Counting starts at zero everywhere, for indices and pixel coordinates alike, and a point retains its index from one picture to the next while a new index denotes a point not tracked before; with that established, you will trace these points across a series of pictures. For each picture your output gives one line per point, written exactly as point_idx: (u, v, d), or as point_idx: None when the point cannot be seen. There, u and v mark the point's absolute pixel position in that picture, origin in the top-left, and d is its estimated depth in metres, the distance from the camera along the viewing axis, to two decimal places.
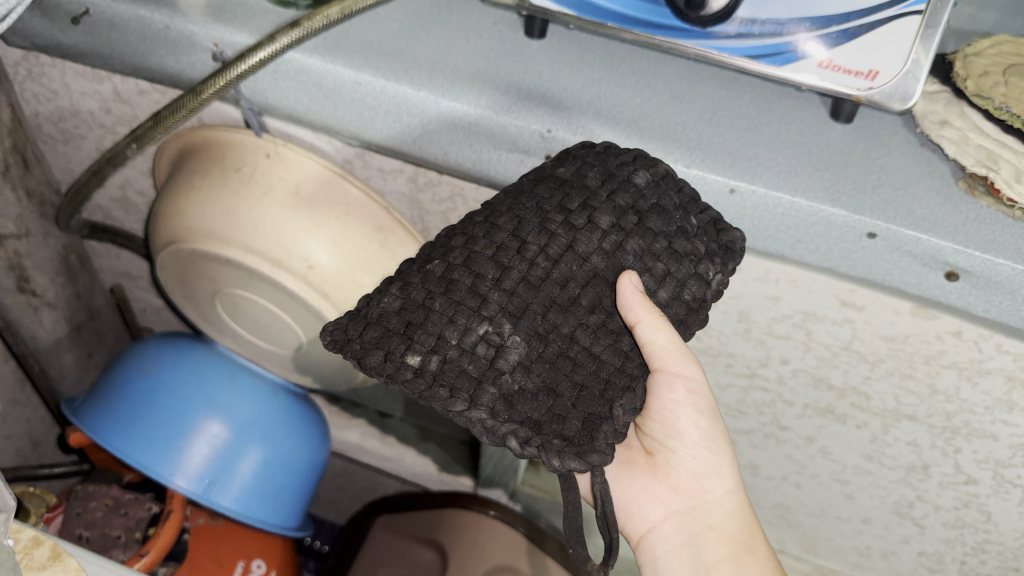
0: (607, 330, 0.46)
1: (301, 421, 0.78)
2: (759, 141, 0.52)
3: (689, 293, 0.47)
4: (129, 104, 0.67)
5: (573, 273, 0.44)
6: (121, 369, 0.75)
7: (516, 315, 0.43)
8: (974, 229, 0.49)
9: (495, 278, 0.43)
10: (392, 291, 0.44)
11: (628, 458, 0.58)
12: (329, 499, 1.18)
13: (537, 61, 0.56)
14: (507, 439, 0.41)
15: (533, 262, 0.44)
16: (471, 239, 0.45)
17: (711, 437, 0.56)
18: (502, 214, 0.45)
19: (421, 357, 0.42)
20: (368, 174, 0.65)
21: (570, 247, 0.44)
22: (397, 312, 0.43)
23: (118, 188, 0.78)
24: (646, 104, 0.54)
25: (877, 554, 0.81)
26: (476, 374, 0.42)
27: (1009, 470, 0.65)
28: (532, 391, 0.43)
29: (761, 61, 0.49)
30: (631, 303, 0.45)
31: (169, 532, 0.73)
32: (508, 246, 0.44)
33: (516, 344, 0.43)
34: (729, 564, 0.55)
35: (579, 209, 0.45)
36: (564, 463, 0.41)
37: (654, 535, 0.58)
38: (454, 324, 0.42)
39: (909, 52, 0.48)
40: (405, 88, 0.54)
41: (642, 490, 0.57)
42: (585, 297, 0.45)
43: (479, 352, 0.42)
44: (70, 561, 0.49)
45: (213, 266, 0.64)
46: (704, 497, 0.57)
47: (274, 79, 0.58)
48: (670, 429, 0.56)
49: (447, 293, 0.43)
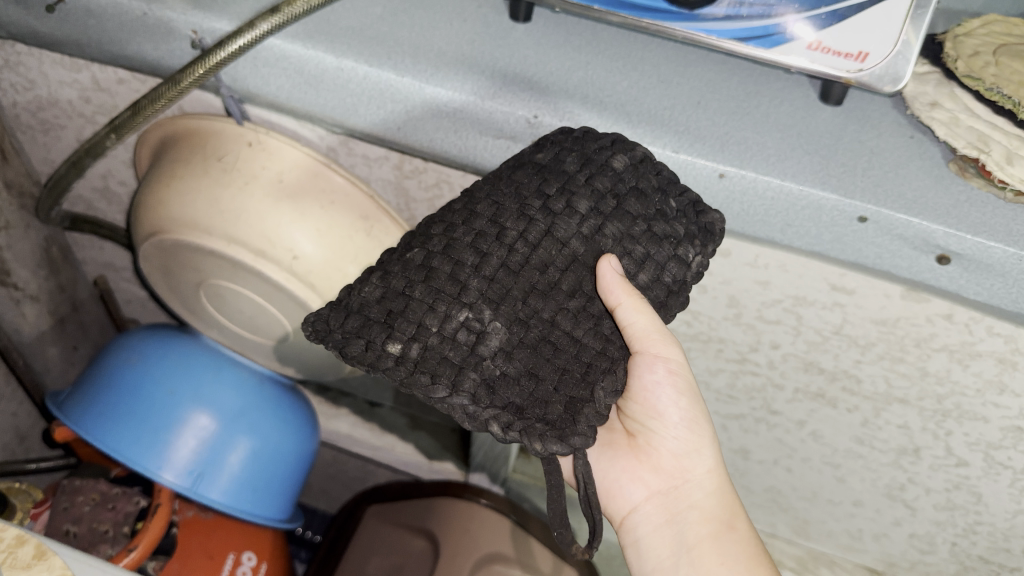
0: (587, 314, 0.45)
1: (289, 411, 0.77)
2: (748, 124, 0.52)
3: (669, 275, 0.46)
4: (108, 93, 0.66)
5: (553, 258, 0.44)
6: (106, 361, 0.75)
7: (496, 300, 0.43)
8: (965, 212, 0.48)
9: (474, 264, 0.43)
10: (372, 280, 0.44)
11: (611, 440, 0.59)
12: (320, 488, 1.18)
13: (522, 44, 0.56)
14: (489, 424, 0.42)
15: (512, 248, 0.43)
16: (450, 227, 0.44)
17: (692, 417, 0.56)
18: (480, 201, 0.45)
19: (402, 345, 0.42)
20: (353, 162, 0.64)
21: (548, 232, 0.44)
22: (377, 301, 0.43)
23: (99, 178, 0.77)
24: (633, 87, 0.53)
25: (869, 537, 0.81)
26: (457, 361, 0.42)
27: (1000, 451, 0.65)
28: (513, 376, 0.43)
29: (750, 43, 0.48)
30: (610, 285, 0.44)
31: (158, 524, 0.71)
32: (486, 233, 0.43)
33: (497, 330, 0.42)
34: (711, 543, 0.55)
35: (558, 193, 0.44)
36: (545, 447, 0.42)
37: (637, 515, 0.57)
38: (434, 311, 0.42)
39: (899, 34, 0.47)
40: (388, 75, 0.53)
41: (624, 471, 0.57)
42: (566, 281, 0.44)
43: (459, 338, 0.42)
44: (55, 559, 0.49)
45: (196, 257, 0.63)
46: (686, 476, 0.57)
47: (255, 65, 0.57)
48: (650, 409, 0.55)
49: (427, 281, 0.42)
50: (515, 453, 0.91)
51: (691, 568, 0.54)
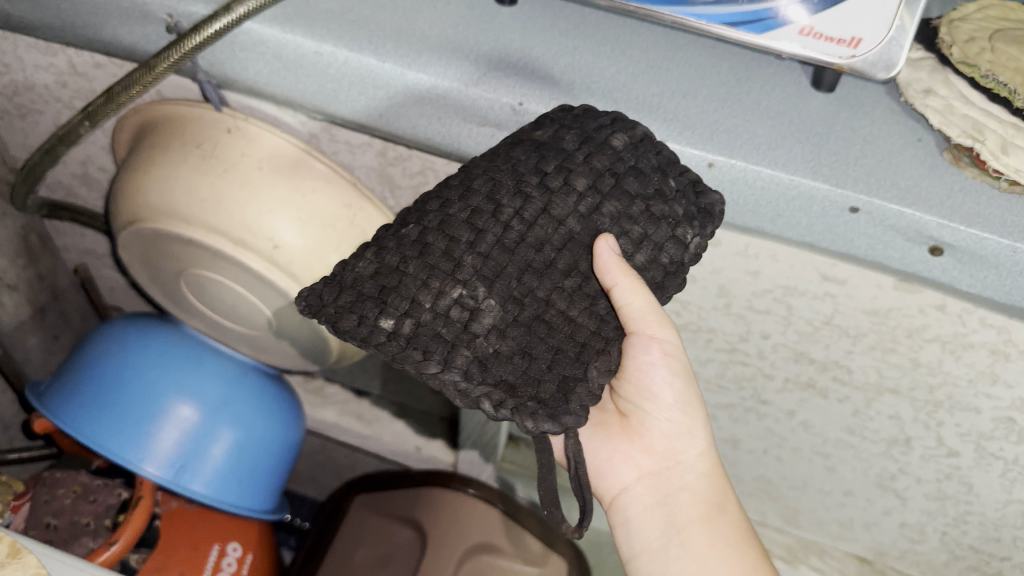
0: (582, 294, 0.44)
1: (274, 401, 0.76)
2: (739, 112, 0.50)
3: (666, 256, 0.45)
4: (85, 78, 0.64)
5: (549, 237, 0.43)
6: (87, 351, 0.73)
7: (491, 278, 0.41)
8: (960, 202, 0.47)
9: (470, 241, 0.42)
10: (366, 255, 0.43)
11: (602, 420, 0.57)
12: (309, 475, 1.17)
13: (508, 28, 0.54)
14: (481, 402, 0.41)
15: (508, 225, 0.42)
16: (446, 203, 0.43)
17: (685, 400, 0.55)
18: (477, 177, 0.43)
19: (394, 320, 0.40)
20: (336, 149, 0.63)
21: (545, 210, 0.43)
22: (371, 277, 0.42)
23: (78, 164, 0.76)
24: (621, 72, 0.52)
25: (859, 526, 0.80)
26: (451, 338, 0.41)
27: (992, 442, 0.64)
28: (507, 354, 0.42)
29: (740, 28, 0.47)
30: (606, 264, 0.43)
31: (141, 516, 0.70)
32: (483, 209, 0.42)
33: (491, 307, 0.41)
34: (702, 525, 0.54)
35: (556, 170, 0.43)
36: (538, 425, 0.41)
37: (627, 495, 0.56)
38: (428, 288, 0.41)
39: (893, 18, 0.46)
40: (370, 60, 0.51)
41: (616, 451, 0.56)
42: (561, 261, 0.43)
43: (453, 315, 0.41)
44: (30, 557, 0.48)
45: (176, 246, 0.62)
46: (677, 458, 0.56)
47: (232, 50, 0.56)
48: (644, 390, 0.55)
49: (421, 256, 0.41)
50: (504, 441, 0.90)
51: (681, 550, 0.53)
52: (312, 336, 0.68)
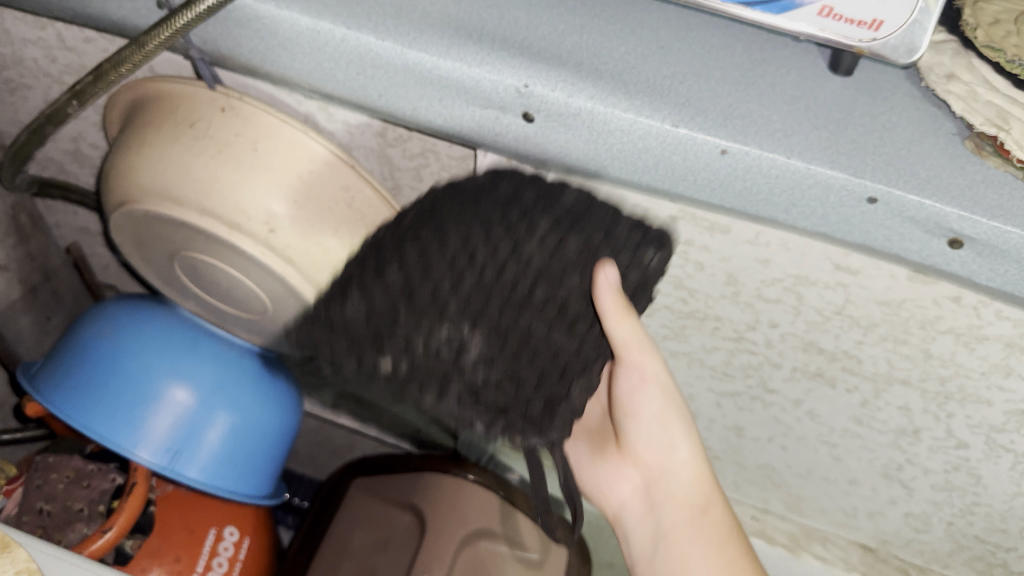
0: (561, 321, 0.47)
1: (270, 385, 0.75)
2: (753, 97, 0.48)
3: (629, 283, 0.48)
4: (75, 53, 0.62)
5: (519, 276, 0.47)
6: (80, 332, 0.72)
7: (473, 316, 0.45)
8: (981, 193, 0.45)
9: (449, 282, 0.46)
10: (353, 298, 0.47)
11: (599, 445, 0.64)
12: (307, 455, 1.16)
13: (512, 5, 0.52)
14: (473, 424, 0.45)
15: (483, 266, 0.46)
16: (423, 249, 0.47)
17: (664, 415, 0.59)
18: (449, 221, 0.48)
19: (392, 361, 0.45)
20: (333, 129, 0.61)
21: (515, 249, 0.47)
22: (364, 322, 0.46)
23: (70, 141, 0.74)
24: (631, 54, 0.50)
25: (863, 514, 0.79)
26: (441, 374, 0.45)
27: (1003, 435, 0.63)
28: (495, 382, 0.45)
29: (756, 9, 0.45)
30: (597, 297, 0.46)
31: (134, 504, 0.69)
32: (457, 253, 0.47)
33: (476, 343, 0.45)
34: (687, 528, 0.59)
35: (520, 217, 0.48)
36: (525, 441, 0.45)
37: (624, 510, 0.63)
38: (418, 328, 0.45)
39: (917, 2, 0.43)
40: (368, 38, 0.49)
41: (609, 471, 0.63)
42: (538, 291, 0.46)
43: (442, 353, 0.45)
44: (19, 552, 0.47)
45: (169, 228, 0.60)
46: (665, 470, 0.61)
47: (224, 26, 0.53)
48: (625, 410, 0.60)
49: (409, 301, 0.46)
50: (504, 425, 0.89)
51: (671, 554, 0.59)
52: (308, 321, 0.66)
